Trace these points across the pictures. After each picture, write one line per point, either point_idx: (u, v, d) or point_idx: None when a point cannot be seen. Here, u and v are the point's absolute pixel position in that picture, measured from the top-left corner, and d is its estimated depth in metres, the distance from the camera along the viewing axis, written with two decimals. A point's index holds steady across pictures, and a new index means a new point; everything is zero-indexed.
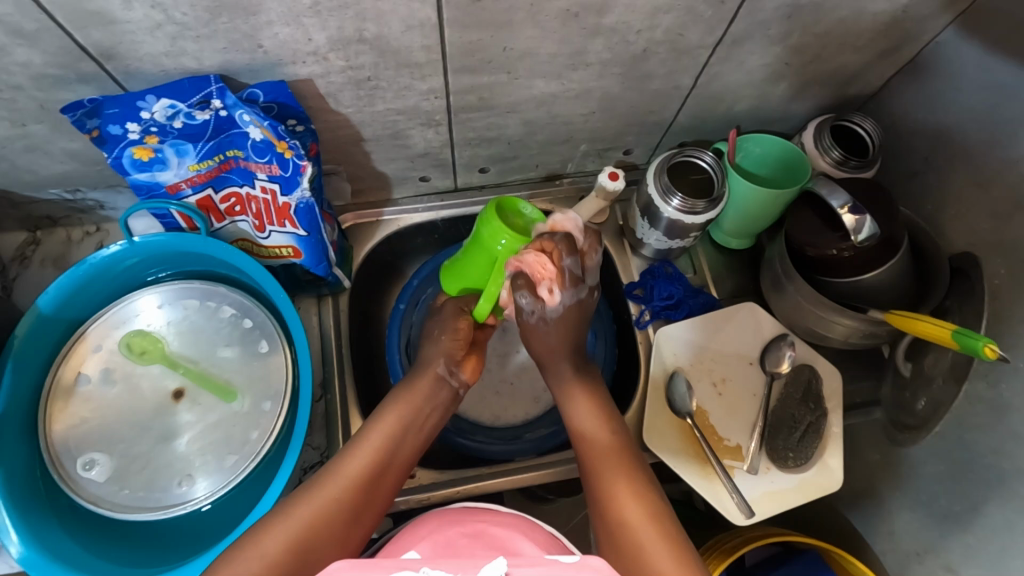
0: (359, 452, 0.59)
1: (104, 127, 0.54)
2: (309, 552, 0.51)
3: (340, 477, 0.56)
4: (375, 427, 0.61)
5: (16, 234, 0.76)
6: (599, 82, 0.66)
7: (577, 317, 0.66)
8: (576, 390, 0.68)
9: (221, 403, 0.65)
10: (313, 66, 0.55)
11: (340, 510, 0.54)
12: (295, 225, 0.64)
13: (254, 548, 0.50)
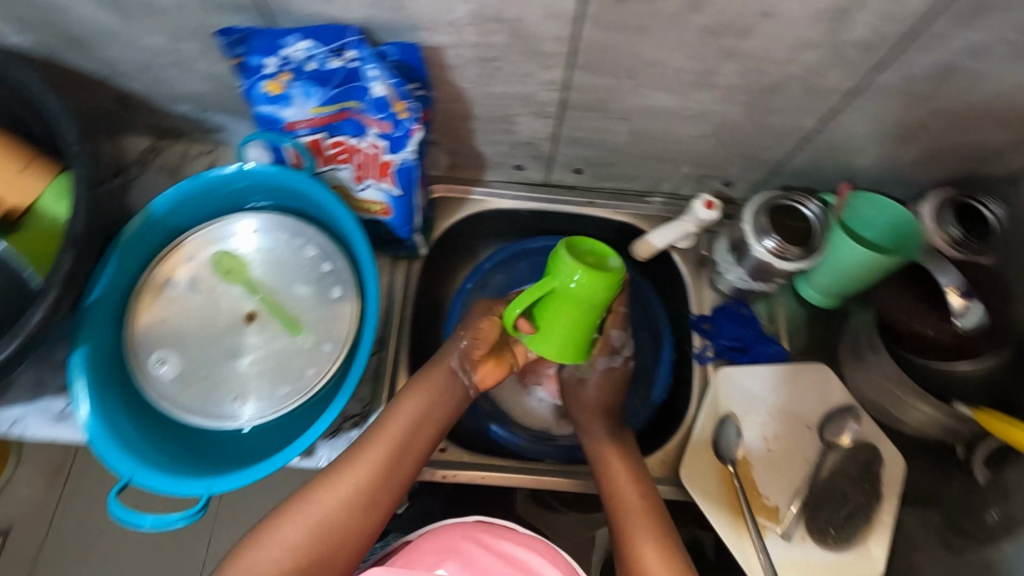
0: (369, 448, 0.63)
1: (247, 56, 0.58)
2: (325, 546, 0.59)
3: (350, 471, 0.61)
4: (393, 418, 0.64)
5: (141, 139, 0.82)
6: (720, 107, 0.65)
7: (615, 386, 0.73)
8: (608, 451, 0.69)
9: (286, 335, 0.68)
10: (447, 35, 0.56)
11: (347, 505, 0.60)
12: (393, 183, 0.66)
13: (276, 540, 0.58)
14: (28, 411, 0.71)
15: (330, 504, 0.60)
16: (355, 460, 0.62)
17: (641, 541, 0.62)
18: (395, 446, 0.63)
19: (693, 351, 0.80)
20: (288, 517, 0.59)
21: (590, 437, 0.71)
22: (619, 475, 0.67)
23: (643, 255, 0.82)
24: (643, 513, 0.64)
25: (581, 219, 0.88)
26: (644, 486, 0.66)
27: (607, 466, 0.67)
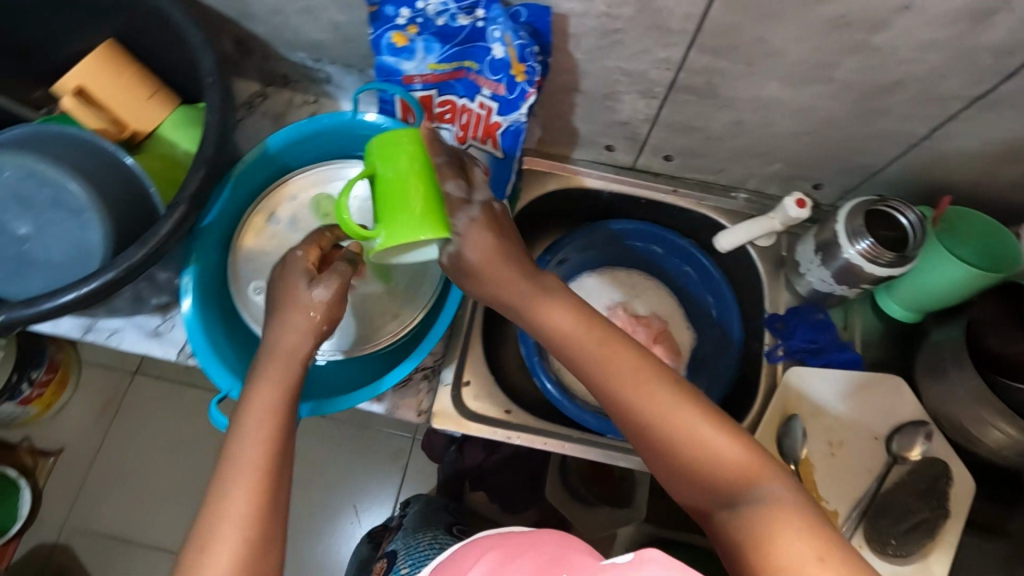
0: (249, 425, 0.50)
1: (381, 6, 0.61)
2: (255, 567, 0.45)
3: (240, 461, 0.48)
4: (244, 442, 0.49)
5: (251, 84, 0.86)
6: (831, 103, 0.64)
7: (498, 223, 0.57)
8: (638, 384, 0.51)
9: (377, 280, 0.72)
10: (576, 3, 0.58)
11: (268, 486, 0.47)
12: (497, 145, 0.69)
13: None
14: (126, 325, 0.75)
15: (250, 513, 0.46)
16: (238, 455, 0.48)
17: (676, 412, 0.49)
18: (277, 397, 0.52)
19: (764, 349, 0.80)
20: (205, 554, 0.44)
21: (600, 365, 0.52)
22: (629, 373, 0.51)
23: (727, 247, 0.79)
24: (664, 388, 0.50)
25: (661, 207, 0.88)
26: (653, 362, 0.52)
27: (612, 377, 0.51)
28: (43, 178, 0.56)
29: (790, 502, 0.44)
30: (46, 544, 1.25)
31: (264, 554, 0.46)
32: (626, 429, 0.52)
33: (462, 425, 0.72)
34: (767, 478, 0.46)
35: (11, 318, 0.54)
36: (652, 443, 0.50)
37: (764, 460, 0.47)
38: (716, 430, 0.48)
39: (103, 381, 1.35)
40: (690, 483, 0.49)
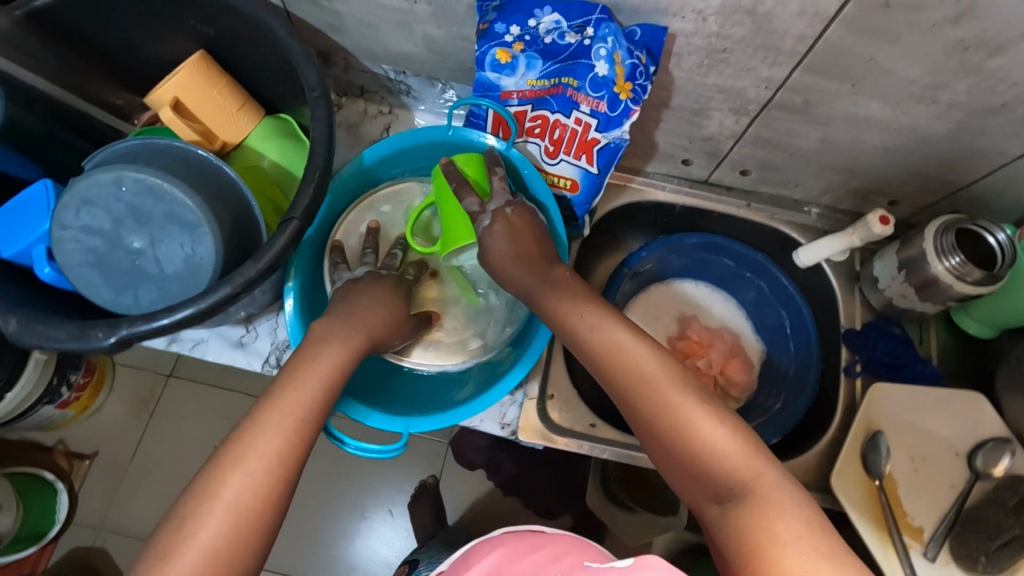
0: (267, 417, 0.52)
1: (491, 23, 0.61)
2: (251, 527, 0.48)
3: (252, 454, 0.50)
4: (270, 410, 0.53)
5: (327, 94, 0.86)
6: (929, 122, 0.64)
7: (516, 227, 0.64)
8: (644, 378, 0.53)
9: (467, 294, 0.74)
10: (688, 22, 0.58)
11: (269, 475, 0.50)
12: (592, 161, 0.69)
13: (189, 548, 0.46)
14: (210, 335, 0.76)
15: (248, 499, 0.49)
16: (247, 443, 0.51)
17: (685, 406, 0.50)
18: (305, 398, 0.54)
19: (841, 364, 0.80)
20: (193, 526, 0.47)
21: (627, 365, 0.54)
22: (650, 371, 0.53)
23: (807, 263, 0.82)
24: (681, 386, 0.52)
25: (732, 219, 0.88)
26: (673, 362, 0.53)
27: (634, 373, 0.53)
28: (161, 193, 0.56)
29: (783, 505, 0.45)
30: (82, 547, 1.21)
31: (245, 540, 0.48)
32: (636, 419, 0.53)
33: (548, 437, 0.73)
34: (762, 477, 0.47)
35: (121, 335, 0.53)
36: (658, 435, 0.51)
37: (764, 459, 0.48)
38: (724, 430, 0.49)
39: (138, 381, 1.30)
40: (679, 477, 0.51)
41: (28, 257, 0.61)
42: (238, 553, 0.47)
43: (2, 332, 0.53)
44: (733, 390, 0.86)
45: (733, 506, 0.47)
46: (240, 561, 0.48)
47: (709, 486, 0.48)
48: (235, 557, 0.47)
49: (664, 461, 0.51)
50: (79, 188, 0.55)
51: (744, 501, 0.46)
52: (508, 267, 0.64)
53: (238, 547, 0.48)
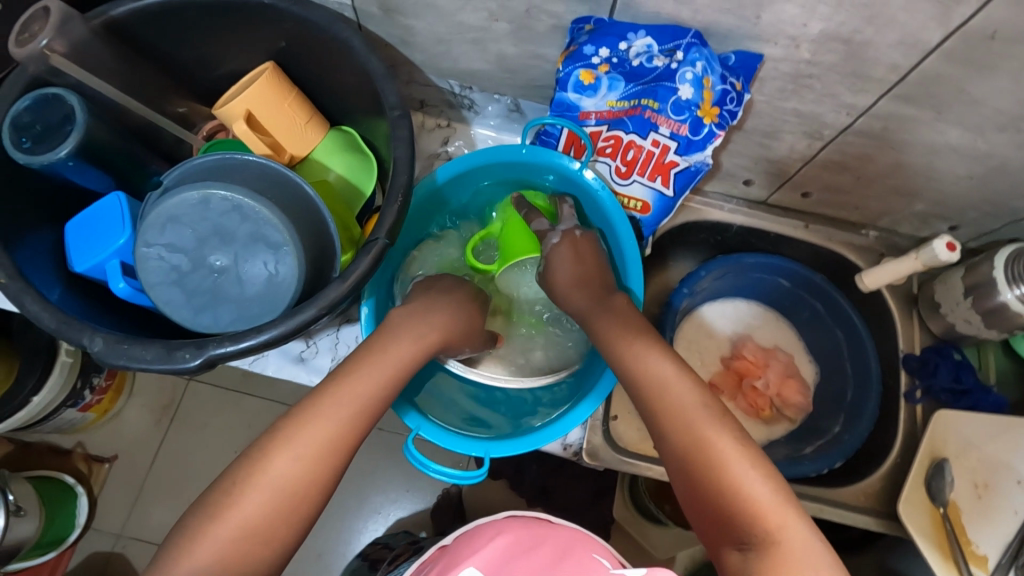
0: (325, 401, 0.52)
1: (580, 46, 0.61)
2: (292, 511, 0.49)
3: (303, 436, 0.50)
4: (322, 402, 0.52)
5: None
6: (1011, 151, 0.64)
7: (580, 254, 0.68)
8: (681, 403, 0.52)
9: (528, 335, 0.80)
10: (780, 48, 0.58)
11: (313, 466, 0.50)
12: (667, 184, 0.69)
13: (231, 520, 0.47)
14: (271, 351, 0.74)
15: (291, 481, 0.49)
16: (299, 426, 0.51)
17: (722, 443, 0.49)
18: (365, 393, 0.54)
19: (901, 389, 0.80)
20: (241, 495, 0.48)
21: (671, 395, 0.53)
22: (685, 401, 0.52)
23: (870, 286, 0.82)
24: (721, 424, 0.50)
25: (788, 240, 0.88)
26: (716, 403, 0.52)
27: (675, 404, 0.52)
28: (247, 212, 0.56)
29: (806, 567, 0.43)
30: (102, 553, 1.15)
31: (284, 522, 0.48)
32: (666, 446, 0.52)
33: (610, 459, 0.73)
34: (790, 535, 0.44)
35: (207, 356, 0.52)
36: (687, 466, 0.49)
37: (796, 516, 0.45)
38: (759, 477, 0.47)
39: (161, 384, 1.23)
40: (694, 513, 0.49)
41: (101, 272, 0.59)
42: (278, 534, 0.48)
43: (88, 351, 0.52)
44: (788, 411, 0.88)
45: (754, 556, 0.44)
46: (276, 542, 0.48)
47: (731, 529, 0.46)
48: (272, 536, 0.48)
49: (685, 493, 0.50)
50: (165, 208, 0.55)
51: (765, 552, 0.44)
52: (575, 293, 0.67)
53: (275, 528, 0.48)
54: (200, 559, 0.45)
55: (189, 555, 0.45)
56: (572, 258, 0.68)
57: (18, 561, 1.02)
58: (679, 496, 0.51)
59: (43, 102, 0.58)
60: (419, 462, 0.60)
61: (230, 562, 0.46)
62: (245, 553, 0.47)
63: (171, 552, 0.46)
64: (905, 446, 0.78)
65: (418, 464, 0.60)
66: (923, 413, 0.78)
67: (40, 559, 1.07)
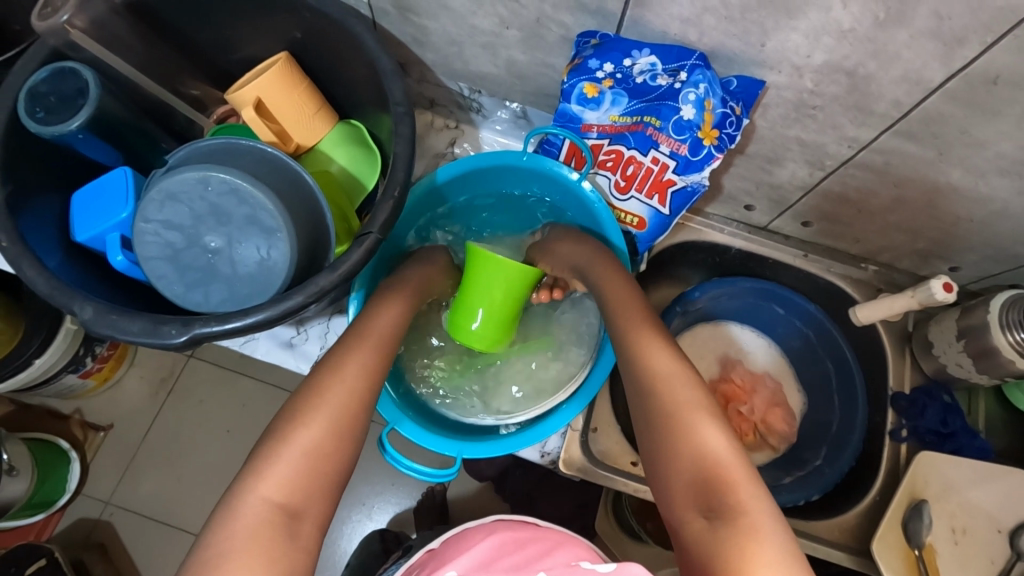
0: (360, 344, 0.58)
1: (585, 60, 0.62)
2: (351, 434, 0.52)
3: (349, 370, 0.55)
4: (358, 345, 0.58)
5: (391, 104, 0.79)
6: (1013, 197, 0.63)
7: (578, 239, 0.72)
8: (662, 381, 0.55)
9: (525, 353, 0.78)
10: (783, 76, 0.58)
11: (362, 391, 0.55)
12: (664, 202, 0.70)
13: (301, 440, 0.49)
14: (261, 334, 0.76)
15: (345, 402, 0.53)
16: (341, 366, 0.55)
17: (691, 422, 0.51)
18: (387, 336, 0.61)
19: (887, 427, 0.79)
20: (306, 420, 0.51)
21: (656, 387, 0.55)
22: (666, 380, 0.55)
23: (864, 321, 0.81)
24: (693, 408, 0.52)
25: (787, 267, 0.88)
26: (698, 391, 0.54)
27: (654, 396, 0.54)
28: (245, 195, 0.57)
29: (762, 529, 0.43)
30: (89, 520, 1.17)
31: (344, 441, 0.51)
32: (644, 425, 0.54)
33: (586, 469, 0.73)
34: (762, 507, 0.45)
35: (192, 333, 0.53)
36: (660, 450, 0.52)
37: (758, 491, 0.46)
38: (728, 456, 0.48)
39: (160, 358, 1.25)
40: (660, 485, 0.51)
41: (100, 243, 0.61)
42: (338, 457, 0.50)
43: (77, 318, 0.53)
44: (772, 439, 0.87)
45: (721, 524, 0.44)
46: (337, 469, 0.50)
47: (694, 500, 0.47)
48: (335, 455, 0.50)
49: (662, 479, 0.51)
50: (166, 185, 0.56)
51: (732, 520, 0.44)
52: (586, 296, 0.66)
53: (339, 446, 0.51)
54: (278, 478, 0.47)
55: (267, 474, 0.47)
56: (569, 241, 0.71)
57: (6, 519, 1.04)
58: (655, 486, 0.52)
59: (58, 75, 0.60)
60: (393, 458, 0.61)
61: (305, 479, 0.48)
62: (316, 470, 0.49)
63: (244, 479, 0.47)
64: (885, 483, 0.76)
65: (392, 459, 0.61)
66: (907, 452, 0.77)
67: (29, 520, 1.08)
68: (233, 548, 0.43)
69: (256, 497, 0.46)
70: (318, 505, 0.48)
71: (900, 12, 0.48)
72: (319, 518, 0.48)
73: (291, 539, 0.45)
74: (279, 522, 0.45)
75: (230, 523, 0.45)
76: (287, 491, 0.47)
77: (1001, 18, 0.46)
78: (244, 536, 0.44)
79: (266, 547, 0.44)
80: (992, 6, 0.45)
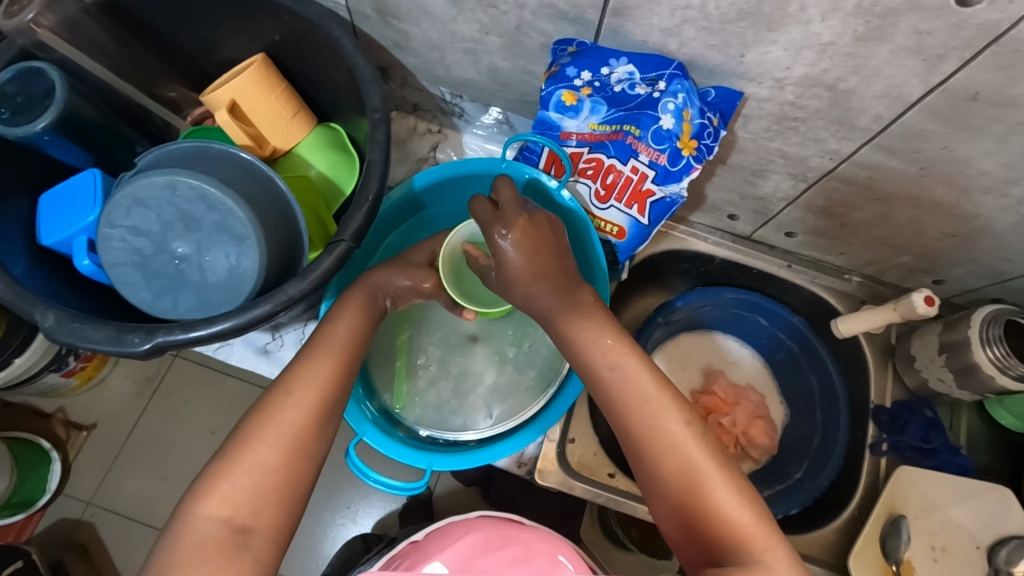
0: (318, 354, 0.57)
1: (564, 67, 0.61)
2: (303, 450, 0.51)
3: (303, 383, 0.54)
4: (317, 354, 0.56)
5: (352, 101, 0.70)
6: (996, 214, 0.63)
7: (541, 239, 0.56)
8: (640, 386, 0.53)
9: (501, 362, 0.76)
10: (764, 88, 0.57)
11: (316, 406, 0.53)
12: (643, 212, 0.69)
13: (250, 459, 0.49)
14: (236, 339, 0.74)
15: (297, 418, 0.52)
16: (296, 379, 0.54)
17: (674, 433, 0.51)
18: (348, 342, 0.59)
19: (867, 441, 0.78)
20: (255, 437, 0.50)
21: (641, 412, 0.52)
22: (644, 385, 0.53)
23: (846, 333, 0.80)
24: (674, 417, 0.52)
25: (771, 279, 0.87)
26: (684, 411, 0.52)
27: (631, 408, 0.52)
28: (213, 201, 0.56)
29: (758, 538, 0.47)
30: (69, 521, 1.15)
31: (298, 458, 0.51)
32: (624, 434, 0.53)
33: (561, 480, 0.72)
34: (768, 545, 0.46)
35: (157, 343, 0.52)
36: (646, 461, 0.51)
37: (749, 495, 0.49)
38: (726, 488, 0.49)
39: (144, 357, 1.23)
40: (650, 492, 0.52)
41: (68, 247, 0.59)
42: (289, 476, 0.50)
43: (40, 326, 0.52)
44: (754, 451, 0.86)
45: (736, 565, 0.46)
46: (290, 488, 0.50)
47: (688, 510, 0.49)
48: (284, 476, 0.50)
49: (666, 509, 0.50)
50: (132, 189, 0.55)
51: (746, 564, 0.46)
52: (530, 288, 0.57)
53: (290, 463, 0.50)
54: (221, 496, 0.47)
55: (214, 493, 0.48)
56: (542, 251, 0.56)
57: None
58: (657, 513, 0.51)
59: (26, 75, 0.59)
60: (362, 471, 0.60)
61: (254, 497, 0.48)
62: (263, 490, 0.48)
63: (193, 494, 0.48)
64: (865, 499, 0.75)
65: (359, 472, 0.60)
66: (887, 467, 0.76)
67: (8, 520, 1.06)
68: (181, 565, 0.45)
69: (202, 515, 0.47)
70: (264, 524, 0.48)
71: (879, 27, 0.47)
72: (268, 534, 0.48)
73: (239, 555, 0.46)
74: (225, 538, 0.46)
75: (179, 539, 0.46)
76: (233, 508, 0.47)
77: (981, 35, 0.45)
78: (190, 553, 0.45)
79: (210, 564, 0.45)
80: (971, 24, 0.44)
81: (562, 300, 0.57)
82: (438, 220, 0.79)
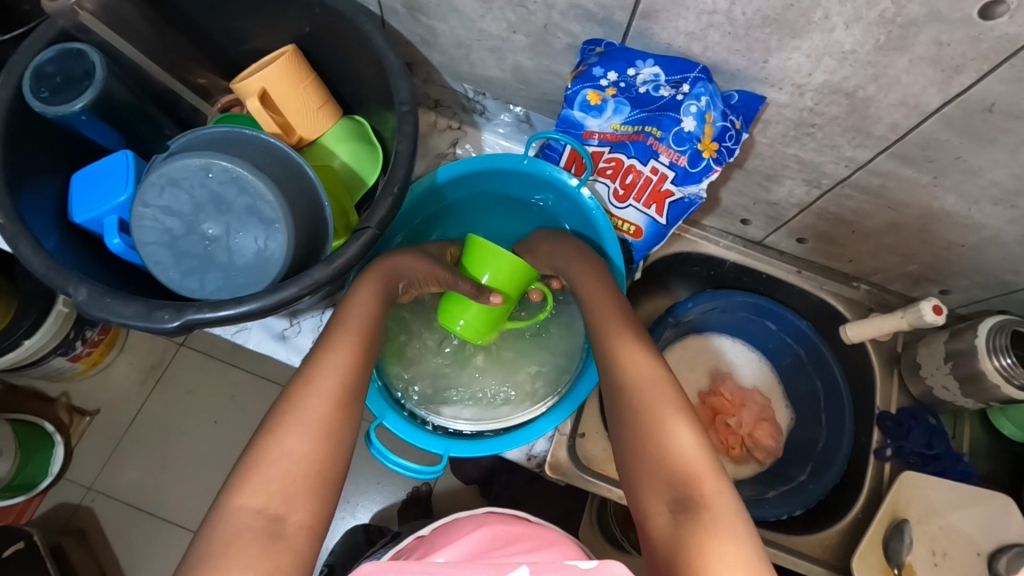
0: (338, 343, 0.58)
1: (590, 67, 0.63)
2: (330, 438, 0.52)
3: (326, 372, 0.55)
4: (337, 343, 0.58)
5: (378, 94, 0.71)
6: (1004, 225, 0.64)
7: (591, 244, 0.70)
8: (636, 361, 0.57)
9: (514, 355, 0.78)
10: (784, 94, 0.59)
11: (339, 394, 0.54)
12: (661, 212, 0.70)
13: (280, 448, 0.50)
14: (254, 324, 0.76)
15: (321, 405, 0.53)
16: (318, 369, 0.55)
17: (658, 401, 0.54)
18: (366, 331, 0.60)
19: (872, 446, 0.79)
20: (283, 427, 0.51)
21: (632, 377, 0.56)
22: (639, 359, 0.58)
23: (853, 339, 0.82)
24: (662, 390, 0.55)
25: (780, 284, 0.88)
26: (682, 396, 0.55)
27: (625, 374, 0.57)
28: (245, 184, 0.57)
29: (715, 501, 0.48)
30: (69, 505, 1.16)
31: (327, 446, 0.52)
32: (614, 397, 0.57)
33: (571, 474, 0.73)
34: (723, 508, 0.47)
35: (185, 320, 0.53)
36: (627, 422, 0.55)
37: (717, 469, 0.50)
38: (696, 454, 0.51)
39: (151, 344, 1.24)
40: (623, 450, 0.54)
41: (98, 225, 0.60)
42: (320, 463, 0.51)
43: (71, 300, 0.53)
44: (758, 453, 0.88)
45: (686, 520, 0.47)
46: (321, 475, 0.51)
47: (654, 466, 0.51)
48: (315, 463, 0.51)
49: (634, 465, 0.52)
50: (167, 170, 0.57)
51: (697, 517, 0.47)
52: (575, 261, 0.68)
53: (320, 449, 0.51)
54: (255, 487, 0.48)
55: (249, 485, 0.48)
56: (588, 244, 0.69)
57: None
58: (625, 469, 0.53)
59: (64, 55, 0.60)
60: (379, 453, 0.61)
61: (285, 486, 0.49)
62: (296, 478, 0.49)
63: (230, 488, 0.49)
64: (868, 502, 0.76)
65: (377, 454, 0.61)
66: (891, 472, 0.77)
67: (8, 502, 1.06)
68: (217, 554, 0.45)
69: (238, 506, 0.48)
70: (297, 511, 0.48)
71: (901, 37, 0.49)
72: (302, 522, 0.49)
73: (273, 544, 0.46)
74: (260, 528, 0.47)
75: (216, 530, 0.47)
76: (266, 498, 0.48)
77: (1000, 48, 0.47)
78: (228, 544, 0.46)
79: (248, 555, 0.45)
80: (990, 36, 0.46)
81: (582, 257, 0.68)
82: (462, 212, 0.81)
